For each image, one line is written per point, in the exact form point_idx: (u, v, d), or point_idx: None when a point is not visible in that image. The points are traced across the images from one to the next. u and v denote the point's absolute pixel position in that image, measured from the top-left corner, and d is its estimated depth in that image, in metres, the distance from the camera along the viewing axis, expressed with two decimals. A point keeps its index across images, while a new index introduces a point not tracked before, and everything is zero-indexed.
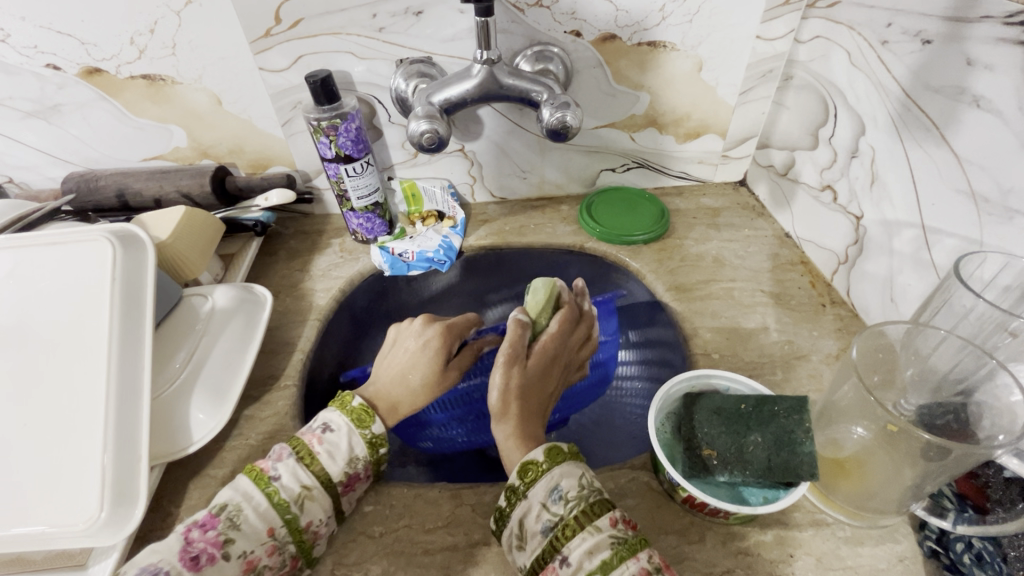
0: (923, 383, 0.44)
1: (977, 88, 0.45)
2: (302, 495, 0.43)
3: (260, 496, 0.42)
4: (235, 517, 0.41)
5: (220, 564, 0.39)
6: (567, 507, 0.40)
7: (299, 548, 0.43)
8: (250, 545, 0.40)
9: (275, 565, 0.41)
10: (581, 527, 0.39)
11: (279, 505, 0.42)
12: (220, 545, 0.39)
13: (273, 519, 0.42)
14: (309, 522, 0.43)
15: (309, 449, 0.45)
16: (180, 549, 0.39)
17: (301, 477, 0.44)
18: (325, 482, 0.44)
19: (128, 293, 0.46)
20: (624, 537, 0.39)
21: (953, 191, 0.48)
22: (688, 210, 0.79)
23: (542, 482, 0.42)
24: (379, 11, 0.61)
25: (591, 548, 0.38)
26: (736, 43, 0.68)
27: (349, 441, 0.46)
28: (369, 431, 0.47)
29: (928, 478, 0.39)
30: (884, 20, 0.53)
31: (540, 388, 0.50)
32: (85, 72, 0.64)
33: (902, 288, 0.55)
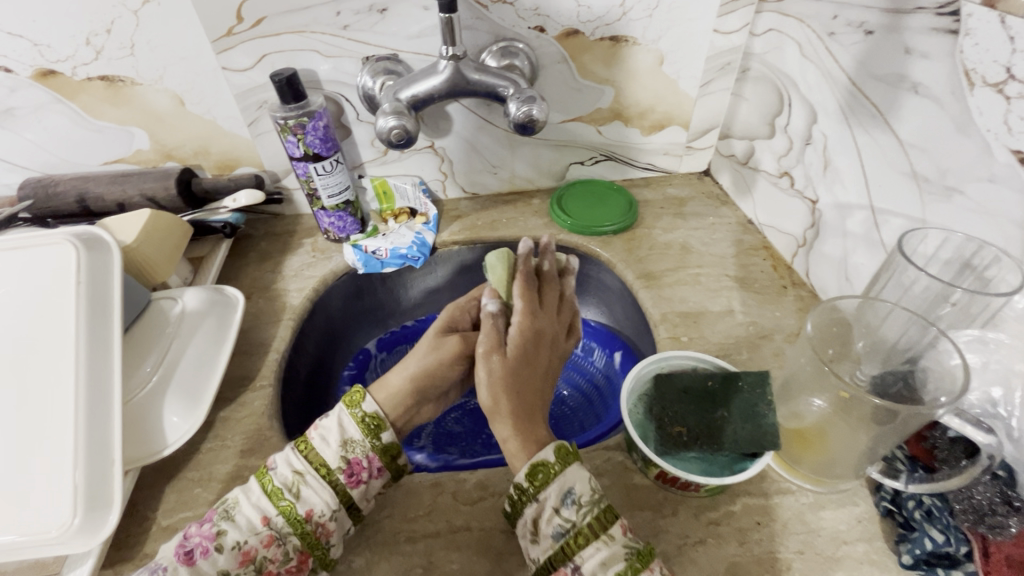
0: (874, 354, 0.47)
1: (914, 75, 0.48)
2: (295, 482, 0.44)
3: (257, 487, 0.44)
4: (230, 509, 0.43)
5: (216, 555, 0.40)
6: (579, 513, 0.41)
7: (303, 540, 0.42)
8: (244, 536, 0.41)
9: (277, 556, 0.42)
10: (594, 536, 0.40)
11: (273, 494, 0.43)
12: (214, 537, 0.41)
13: (267, 508, 0.43)
14: (309, 513, 0.43)
15: (305, 437, 0.46)
16: (179, 545, 0.41)
17: (296, 464, 0.45)
18: (319, 468, 0.45)
19: (93, 296, 0.45)
20: (635, 547, 0.40)
21: (897, 173, 0.51)
22: (656, 200, 0.82)
23: (555, 485, 0.42)
24: (342, 9, 0.62)
25: (605, 559, 0.39)
26: (695, 36, 0.70)
27: (342, 425, 0.47)
28: (359, 409, 0.48)
29: (881, 441, 0.41)
30: (830, 13, 0.56)
31: (528, 371, 0.50)
32: (39, 74, 0.62)
33: (856, 267, 0.58)
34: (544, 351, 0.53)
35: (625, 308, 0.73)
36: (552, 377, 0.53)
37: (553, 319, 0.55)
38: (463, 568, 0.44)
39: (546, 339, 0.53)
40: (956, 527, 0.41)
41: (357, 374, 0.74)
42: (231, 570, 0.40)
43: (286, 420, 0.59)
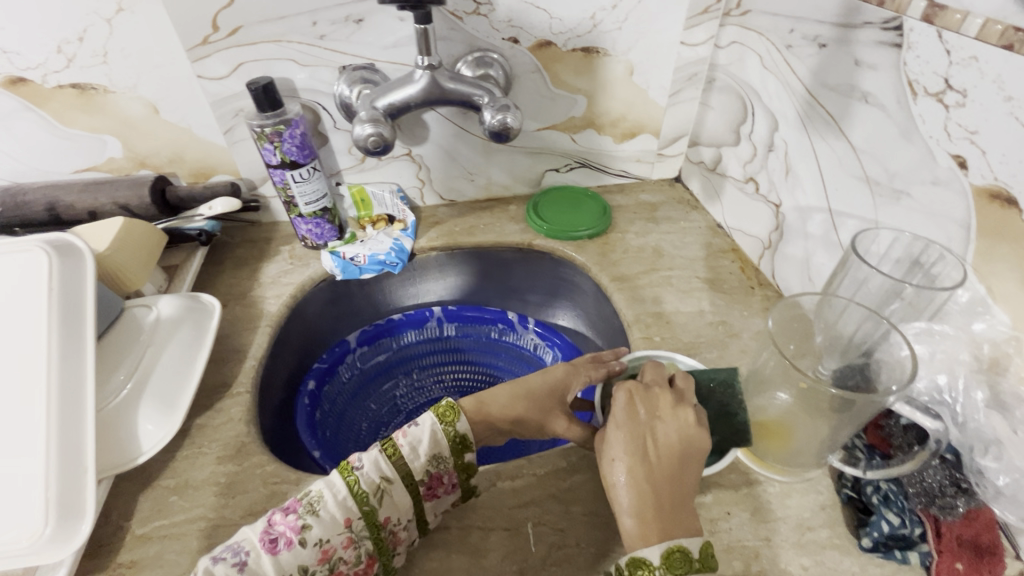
0: (833, 349, 0.49)
1: (864, 86, 0.51)
2: (380, 487, 0.43)
3: (342, 485, 0.43)
4: (315, 503, 0.42)
5: (298, 548, 0.40)
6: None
7: (376, 546, 0.43)
8: (327, 534, 0.41)
9: (350, 558, 0.42)
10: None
11: (357, 495, 0.42)
12: (299, 530, 0.41)
13: (351, 510, 0.42)
14: (387, 520, 0.43)
15: (393, 442, 0.45)
16: (265, 529, 0.41)
17: (384, 470, 0.44)
18: (405, 480, 0.44)
19: (66, 301, 0.44)
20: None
21: (852, 177, 0.54)
22: (629, 206, 0.84)
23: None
24: (319, 19, 0.63)
25: None
26: (663, 48, 0.73)
27: (431, 437, 0.45)
28: (453, 428, 0.46)
29: (839, 429, 0.44)
30: (788, 27, 0.59)
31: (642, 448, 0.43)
32: (8, 82, 0.62)
33: (818, 267, 0.61)
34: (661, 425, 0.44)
35: (600, 308, 0.75)
36: (693, 458, 0.43)
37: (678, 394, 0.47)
38: (442, 565, 0.44)
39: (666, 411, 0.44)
40: (911, 510, 0.43)
41: (328, 369, 0.74)
42: (309, 566, 0.40)
43: (263, 427, 0.59)
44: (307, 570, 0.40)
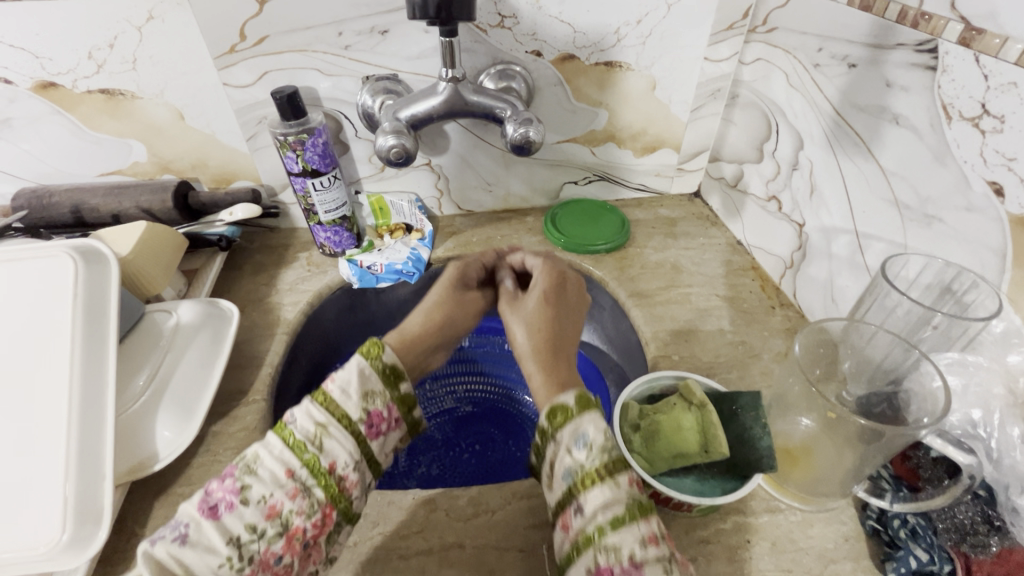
0: (859, 376, 0.48)
1: (895, 108, 0.50)
2: (317, 434, 0.41)
3: (275, 440, 0.41)
4: (251, 463, 0.40)
5: (240, 509, 0.38)
6: (589, 456, 0.38)
7: (327, 493, 0.40)
8: (269, 490, 0.39)
9: (303, 509, 0.39)
10: (602, 480, 0.37)
11: (295, 447, 0.41)
12: (237, 491, 0.38)
13: (290, 461, 0.40)
14: (332, 466, 0.41)
15: (323, 390, 0.43)
16: (203, 499, 0.39)
17: (318, 416, 0.42)
18: (342, 421, 0.42)
19: (90, 307, 0.45)
20: (638, 497, 0.37)
21: (880, 199, 0.53)
22: (648, 220, 0.83)
23: (569, 420, 0.40)
24: (345, 30, 0.63)
25: (608, 502, 0.37)
26: (686, 64, 0.73)
27: (360, 372, 0.44)
28: (380, 360, 0.45)
29: (866, 461, 0.42)
30: (816, 45, 0.58)
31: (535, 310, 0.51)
32: (39, 86, 0.63)
33: (842, 289, 0.60)
34: (544, 288, 0.53)
35: (617, 324, 0.74)
36: (573, 310, 0.53)
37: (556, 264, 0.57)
38: None
39: (541, 275, 0.55)
40: (940, 547, 0.42)
41: None
42: (258, 525, 0.37)
43: None
44: (256, 529, 0.37)
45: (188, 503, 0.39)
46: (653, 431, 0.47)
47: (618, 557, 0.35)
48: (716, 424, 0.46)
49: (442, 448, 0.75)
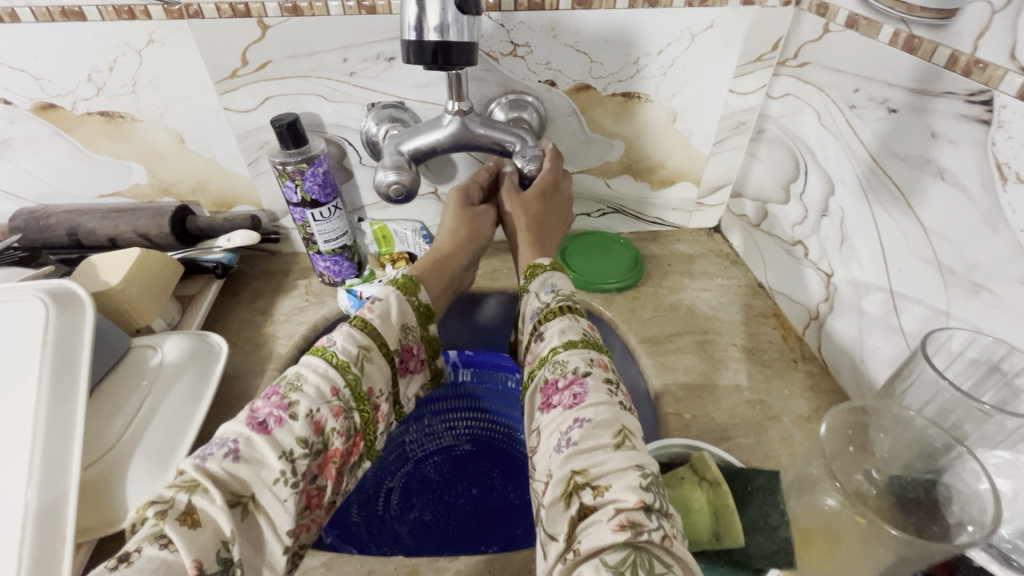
0: (894, 458, 0.42)
1: (941, 161, 0.45)
2: (360, 356, 0.44)
3: (318, 361, 0.43)
4: (296, 382, 0.42)
5: (289, 424, 0.39)
6: (554, 298, 0.50)
7: (362, 418, 0.44)
8: (316, 406, 0.41)
9: (343, 429, 0.42)
10: (562, 313, 0.48)
11: (339, 366, 0.43)
12: (286, 407, 0.40)
13: (336, 380, 0.42)
14: (370, 390, 0.45)
15: (362, 317, 0.47)
16: (247, 416, 0.39)
17: (361, 340, 0.45)
18: (382, 347, 0.46)
19: (60, 354, 0.43)
20: (593, 339, 0.47)
21: (920, 260, 0.48)
22: (663, 256, 0.79)
23: (541, 278, 0.53)
24: (350, 56, 0.60)
25: (563, 329, 0.47)
26: (709, 96, 0.69)
27: (400, 306, 0.49)
28: (416, 298, 0.52)
29: (900, 565, 0.38)
30: (852, 85, 0.54)
31: (528, 199, 0.61)
32: (39, 107, 0.61)
33: (872, 350, 0.55)
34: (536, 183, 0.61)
35: (625, 369, 0.70)
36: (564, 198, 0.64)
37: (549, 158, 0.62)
38: None
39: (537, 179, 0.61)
40: None
41: None
42: (308, 438, 0.40)
43: None
44: (307, 443, 0.39)
45: (227, 423, 0.39)
46: None
47: (564, 371, 0.44)
48: (728, 509, 0.41)
49: (438, 491, 0.72)
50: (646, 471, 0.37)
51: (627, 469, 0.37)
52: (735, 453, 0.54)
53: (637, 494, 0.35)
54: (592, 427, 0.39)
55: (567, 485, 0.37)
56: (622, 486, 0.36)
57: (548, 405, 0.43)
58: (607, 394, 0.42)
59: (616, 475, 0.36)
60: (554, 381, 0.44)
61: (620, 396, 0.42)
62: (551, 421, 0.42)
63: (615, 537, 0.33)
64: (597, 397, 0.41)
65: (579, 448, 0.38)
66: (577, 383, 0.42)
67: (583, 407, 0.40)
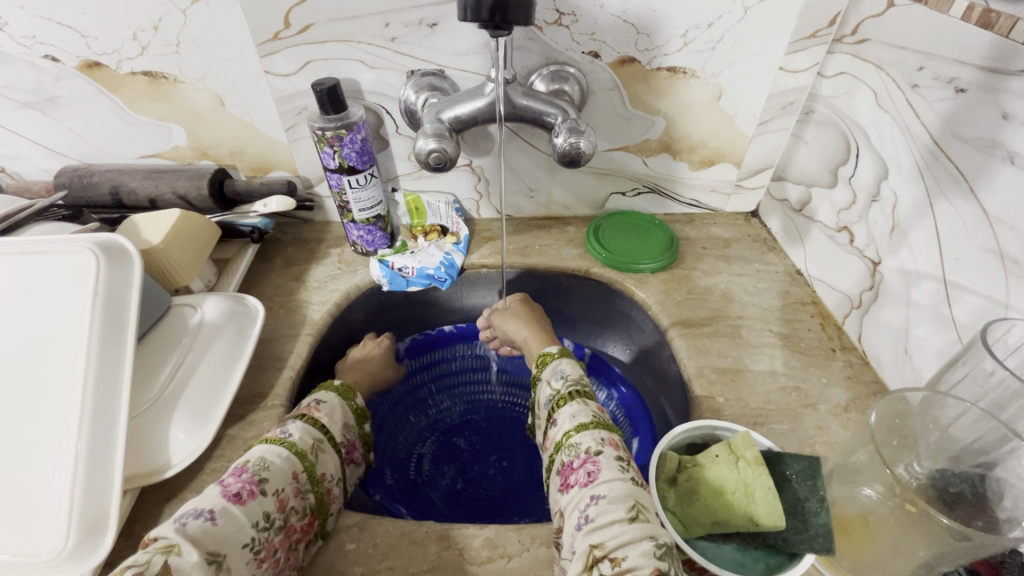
0: (939, 450, 0.41)
1: (1011, 144, 0.43)
2: (314, 446, 0.48)
3: (278, 448, 0.45)
4: (263, 462, 0.44)
5: (259, 498, 0.42)
6: (564, 384, 0.50)
7: (317, 499, 0.46)
8: (281, 485, 0.43)
9: (300, 508, 0.44)
10: (572, 398, 0.48)
11: (298, 453, 0.46)
12: (257, 482, 0.42)
13: (296, 465, 0.45)
14: (323, 476, 0.47)
15: (309, 415, 0.50)
16: (219, 489, 0.41)
17: (313, 433, 0.49)
18: (331, 439, 0.50)
19: (109, 307, 0.44)
20: (604, 419, 0.46)
21: (980, 248, 0.46)
22: (699, 239, 0.78)
23: (552, 366, 0.52)
24: (392, 21, 0.59)
25: (574, 413, 0.46)
26: (758, 73, 0.66)
27: (343, 407, 0.53)
28: (354, 402, 0.55)
29: (944, 558, 0.37)
30: (915, 63, 0.51)
31: (518, 316, 0.67)
32: (85, 65, 0.62)
33: (918, 341, 0.53)
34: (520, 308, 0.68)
35: (656, 349, 0.70)
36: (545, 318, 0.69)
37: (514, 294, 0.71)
38: None
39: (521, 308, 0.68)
40: None
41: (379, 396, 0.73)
42: (271, 514, 0.42)
43: None
44: (269, 518, 0.42)
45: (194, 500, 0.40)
46: (691, 488, 0.43)
47: (576, 452, 0.43)
48: (768, 490, 0.41)
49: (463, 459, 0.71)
50: (660, 541, 0.36)
51: (640, 540, 0.36)
52: (770, 438, 0.53)
53: (651, 562, 0.34)
54: (607, 503, 0.38)
55: (586, 559, 0.36)
56: (637, 554, 0.35)
57: (565, 486, 0.42)
58: (620, 470, 0.40)
59: (631, 545, 0.35)
60: (568, 463, 0.43)
61: (632, 471, 0.41)
62: (569, 503, 0.41)
63: None
64: (610, 473, 0.40)
65: (596, 524, 0.37)
66: (590, 460, 0.41)
67: (597, 484, 0.40)
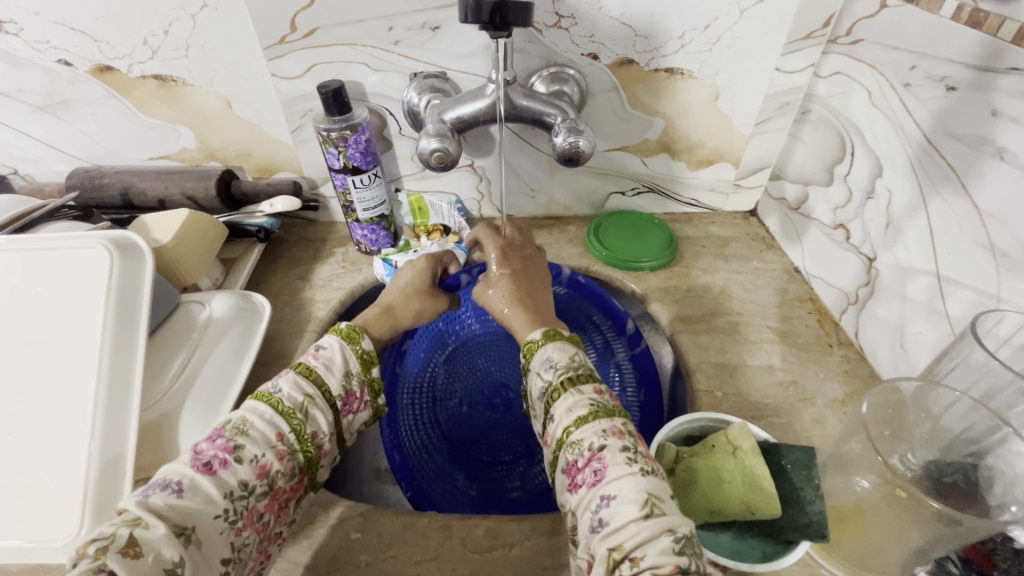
0: (931, 441, 0.42)
1: (1001, 140, 0.44)
2: (304, 403, 0.44)
3: (264, 407, 0.43)
4: (241, 426, 0.41)
5: (234, 466, 0.39)
6: (555, 374, 0.46)
7: (306, 458, 0.44)
8: (261, 450, 0.41)
9: (286, 471, 0.42)
10: (564, 390, 0.44)
11: (284, 413, 0.43)
12: (231, 450, 0.40)
13: (280, 425, 0.43)
14: (314, 434, 0.44)
15: (307, 365, 0.47)
16: (191, 457, 0.39)
17: (304, 388, 0.45)
18: (325, 394, 0.46)
19: (122, 302, 0.45)
20: (603, 405, 0.43)
21: (972, 243, 0.47)
22: (698, 238, 0.79)
23: (539, 355, 0.49)
24: (395, 24, 0.61)
25: (571, 406, 0.43)
26: (755, 74, 0.67)
27: (343, 354, 0.49)
28: (359, 346, 0.50)
29: (936, 544, 0.38)
30: (908, 63, 0.52)
31: (505, 287, 0.58)
32: (97, 69, 0.64)
33: (913, 336, 0.54)
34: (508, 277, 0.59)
35: (658, 346, 0.71)
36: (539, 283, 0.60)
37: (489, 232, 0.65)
38: None
39: (506, 278, 0.59)
40: None
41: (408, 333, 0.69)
42: (249, 482, 0.39)
43: None
44: (247, 486, 0.39)
45: (169, 465, 0.38)
46: (689, 477, 0.44)
47: (580, 450, 0.40)
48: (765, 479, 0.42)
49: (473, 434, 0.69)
50: (679, 534, 0.35)
51: (657, 535, 0.35)
52: (767, 431, 0.54)
53: (671, 560, 0.33)
54: (619, 503, 0.37)
55: (606, 563, 0.35)
56: (655, 553, 0.34)
57: (574, 486, 0.40)
58: (628, 463, 0.38)
59: (648, 544, 0.34)
60: (574, 462, 0.41)
61: (641, 462, 0.39)
62: (579, 503, 0.39)
63: None
64: (617, 470, 0.38)
65: (611, 528, 0.36)
66: (595, 459, 0.39)
67: (605, 484, 0.38)
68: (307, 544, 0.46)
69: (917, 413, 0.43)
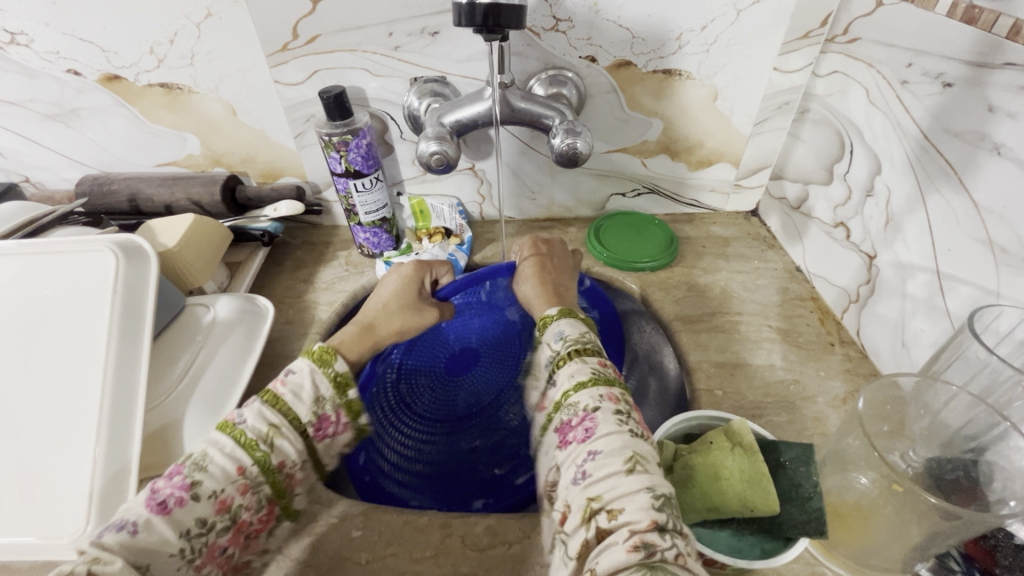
0: (931, 437, 0.42)
1: (998, 135, 0.44)
2: (269, 433, 0.42)
3: (225, 439, 0.41)
4: (200, 461, 0.39)
5: (191, 504, 0.38)
6: (563, 346, 0.47)
7: (272, 488, 0.42)
8: (220, 485, 0.39)
9: (250, 505, 0.40)
10: (570, 358, 0.46)
11: (245, 446, 0.41)
12: (188, 487, 0.38)
13: (242, 459, 0.40)
14: (282, 463, 0.42)
15: (274, 391, 0.44)
16: (146, 497, 0.37)
17: (269, 417, 0.43)
18: (294, 422, 0.43)
19: (127, 303, 0.46)
20: (604, 375, 0.44)
21: (970, 239, 0.47)
22: (698, 238, 0.79)
23: (551, 328, 0.50)
24: (395, 30, 0.62)
25: (573, 372, 0.44)
26: (753, 73, 0.67)
27: (314, 380, 0.46)
28: (331, 369, 0.47)
29: (935, 538, 0.38)
30: (905, 60, 0.52)
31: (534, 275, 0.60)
32: (105, 78, 0.65)
33: (915, 333, 0.54)
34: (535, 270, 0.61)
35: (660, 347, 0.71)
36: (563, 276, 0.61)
37: (534, 236, 0.66)
38: None
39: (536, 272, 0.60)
40: None
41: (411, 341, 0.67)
42: (207, 519, 0.38)
43: None
44: (206, 523, 0.38)
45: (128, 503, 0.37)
46: (687, 475, 0.44)
47: (575, 410, 0.41)
48: (762, 476, 0.42)
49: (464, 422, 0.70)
50: (657, 492, 0.35)
51: (637, 492, 0.35)
52: (767, 429, 0.54)
53: (648, 514, 0.34)
54: (605, 456, 0.38)
55: (584, 512, 0.36)
56: (634, 508, 0.34)
57: (563, 443, 0.41)
58: (617, 424, 0.39)
59: (629, 498, 0.35)
60: (567, 421, 0.42)
61: (632, 425, 0.40)
62: (566, 458, 0.40)
63: (630, 559, 0.32)
64: (607, 428, 0.39)
65: (592, 478, 0.37)
66: (588, 417, 0.40)
67: (594, 439, 0.39)
68: (308, 542, 0.46)
69: (915, 409, 0.43)
